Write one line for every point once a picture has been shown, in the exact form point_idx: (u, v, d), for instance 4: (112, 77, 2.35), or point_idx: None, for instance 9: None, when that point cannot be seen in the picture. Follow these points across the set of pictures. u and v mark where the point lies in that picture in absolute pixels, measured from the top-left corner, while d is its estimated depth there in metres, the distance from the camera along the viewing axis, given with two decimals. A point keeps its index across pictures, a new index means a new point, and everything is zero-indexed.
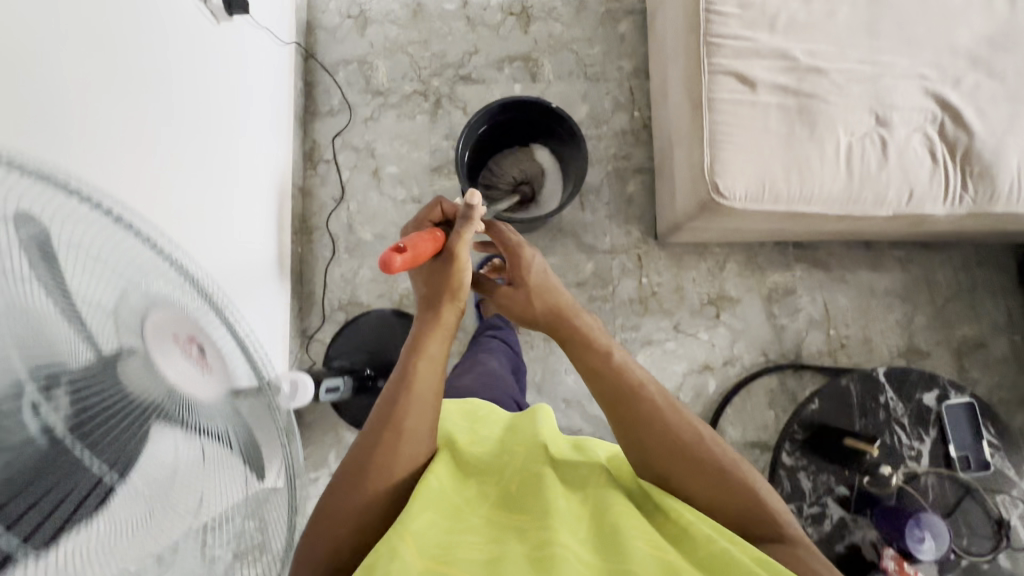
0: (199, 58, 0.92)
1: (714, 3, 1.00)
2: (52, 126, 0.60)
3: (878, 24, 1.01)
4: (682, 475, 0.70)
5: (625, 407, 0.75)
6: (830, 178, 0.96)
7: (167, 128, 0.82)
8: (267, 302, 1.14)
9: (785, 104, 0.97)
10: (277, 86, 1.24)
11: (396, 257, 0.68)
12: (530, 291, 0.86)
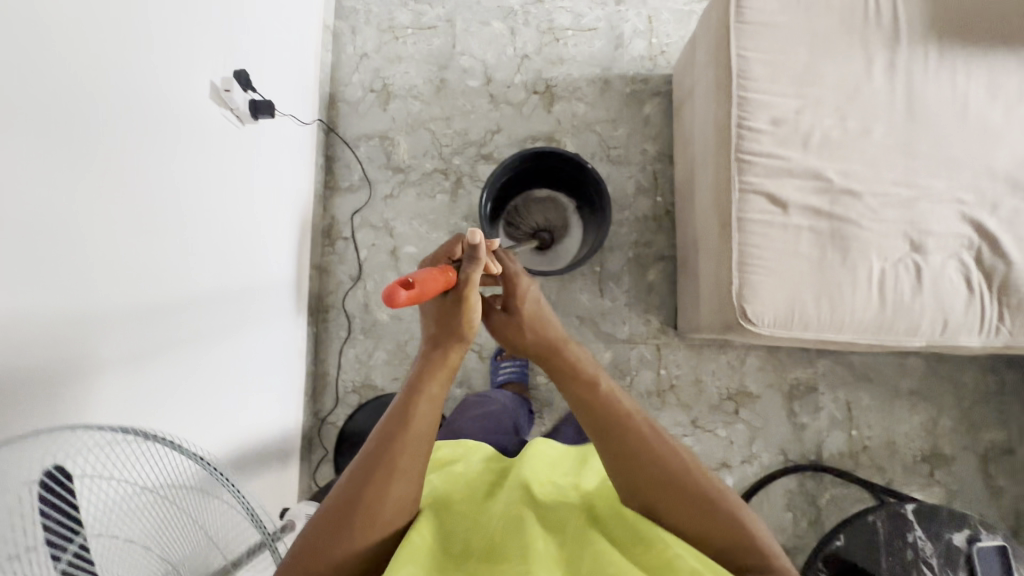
0: (212, 166, 0.89)
1: (745, 119, 0.98)
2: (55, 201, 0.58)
3: (915, 144, 0.98)
4: (671, 506, 0.69)
5: (614, 436, 0.74)
6: (862, 307, 0.93)
7: (174, 168, 0.79)
8: (274, 347, 1.12)
9: (817, 227, 0.95)
10: (298, 166, 1.25)
11: (401, 292, 0.62)
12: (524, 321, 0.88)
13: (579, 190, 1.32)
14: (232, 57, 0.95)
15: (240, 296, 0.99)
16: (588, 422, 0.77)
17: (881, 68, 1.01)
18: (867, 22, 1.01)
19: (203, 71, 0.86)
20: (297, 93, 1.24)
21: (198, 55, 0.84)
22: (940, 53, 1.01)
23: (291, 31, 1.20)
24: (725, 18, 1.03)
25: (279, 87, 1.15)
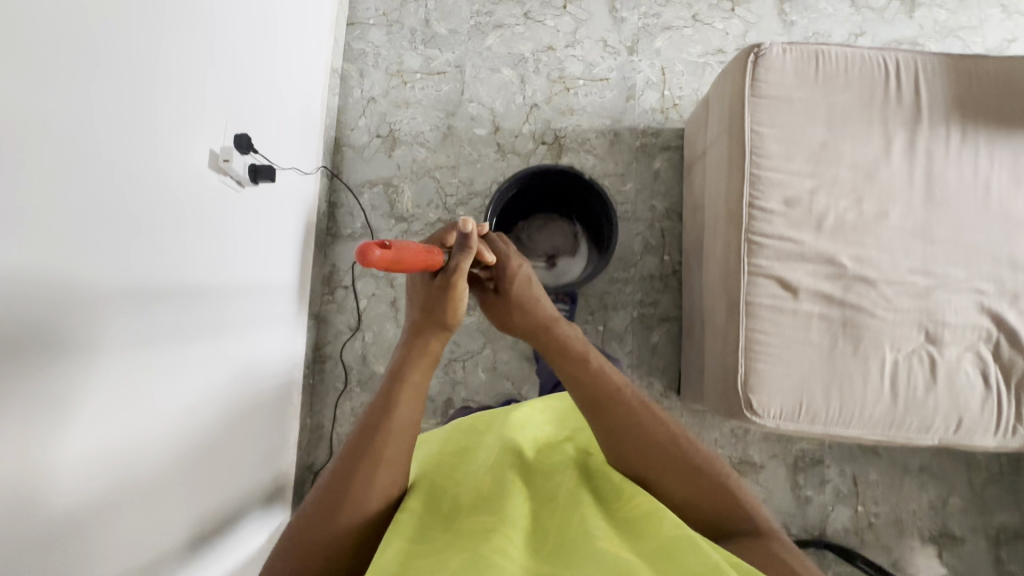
0: (209, 197, 0.85)
1: (757, 199, 0.95)
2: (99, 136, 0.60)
3: (934, 230, 0.95)
4: (654, 469, 0.71)
5: (597, 407, 0.75)
6: (873, 401, 0.90)
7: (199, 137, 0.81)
8: (275, 356, 1.11)
9: (828, 315, 0.92)
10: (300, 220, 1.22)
11: (378, 254, 0.60)
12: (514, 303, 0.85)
13: (590, 210, 1.31)
14: (237, 122, 0.92)
15: (222, 368, 0.90)
16: (575, 395, 0.78)
17: (900, 148, 0.97)
18: (887, 100, 0.98)
19: (207, 134, 0.83)
20: (303, 144, 1.22)
21: (202, 120, 0.82)
22: (963, 135, 0.97)
23: (300, 82, 1.18)
24: (739, 91, 1.00)
25: (285, 143, 1.12)
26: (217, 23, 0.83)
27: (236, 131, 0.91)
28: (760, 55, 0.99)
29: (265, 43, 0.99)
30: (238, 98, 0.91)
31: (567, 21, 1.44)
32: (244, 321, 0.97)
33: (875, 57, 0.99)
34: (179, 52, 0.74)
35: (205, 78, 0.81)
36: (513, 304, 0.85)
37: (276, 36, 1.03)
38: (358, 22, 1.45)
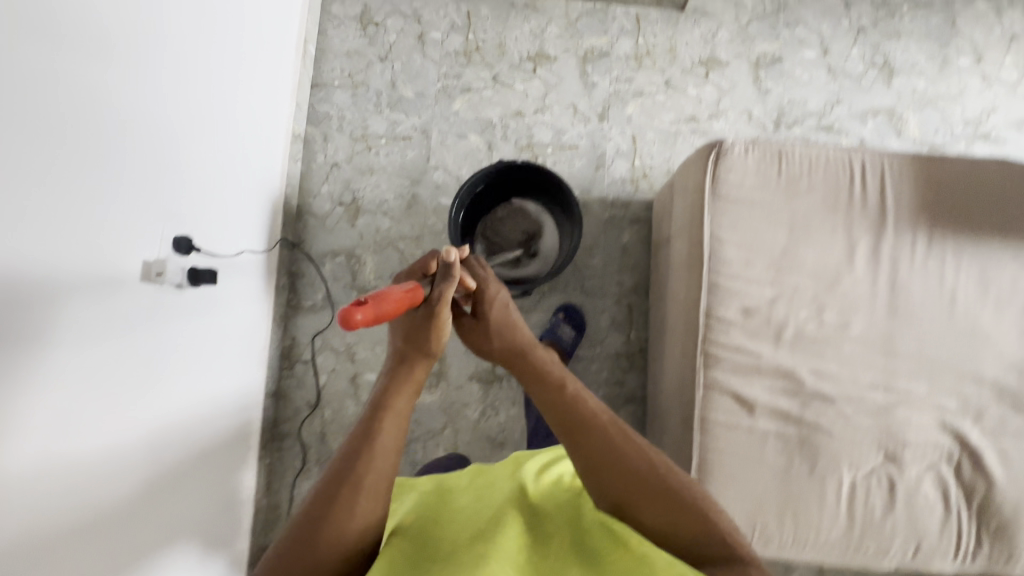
0: (164, 208, 0.86)
1: (714, 308, 0.92)
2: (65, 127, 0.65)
3: (896, 342, 0.92)
4: (637, 500, 0.69)
5: (577, 437, 0.73)
6: (828, 524, 0.87)
7: (161, 147, 0.84)
8: (224, 417, 1.07)
9: (785, 433, 0.89)
10: (258, 298, 1.20)
11: (359, 313, 0.59)
12: (491, 328, 0.82)
13: (539, 187, 1.26)
14: (176, 220, 0.89)
15: (160, 414, 0.86)
16: (553, 423, 0.75)
17: (863, 255, 0.94)
18: (851, 202, 0.95)
19: (142, 231, 0.81)
20: (257, 221, 1.19)
21: (136, 219, 0.79)
22: (928, 241, 0.95)
23: (252, 160, 1.15)
24: (700, 189, 0.97)
25: (235, 224, 1.09)
26: (198, 55, 0.91)
27: (176, 225, 0.89)
28: (721, 154, 0.96)
29: (210, 127, 0.97)
30: (178, 191, 0.89)
31: (537, 85, 1.40)
32: (187, 376, 0.93)
33: (840, 157, 0.96)
34: (105, 160, 0.72)
35: (137, 179, 0.79)
36: (490, 328, 0.82)
37: (223, 120, 1.01)
38: (323, 84, 1.42)
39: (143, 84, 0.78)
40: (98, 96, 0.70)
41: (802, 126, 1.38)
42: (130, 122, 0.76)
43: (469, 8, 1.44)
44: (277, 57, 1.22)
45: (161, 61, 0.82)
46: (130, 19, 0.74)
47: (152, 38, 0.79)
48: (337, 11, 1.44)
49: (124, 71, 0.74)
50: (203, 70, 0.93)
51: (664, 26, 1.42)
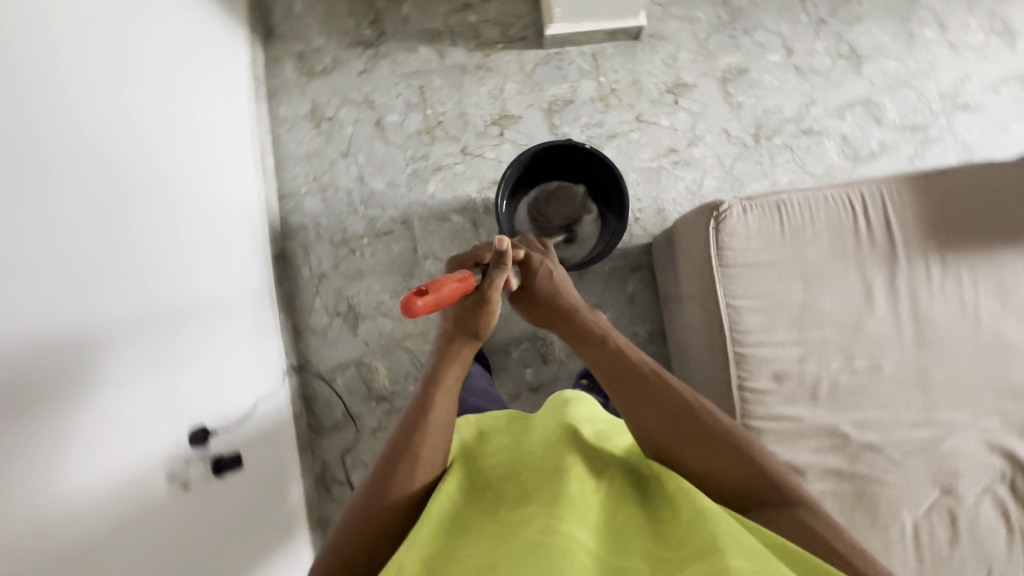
0: (175, 263, 0.91)
1: (746, 380, 0.92)
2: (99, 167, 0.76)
3: (929, 373, 0.92)
4: (684, 448, 0.69)
5: (625, 386, 0.76)
6: (900, 569, 0.88)
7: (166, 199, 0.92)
8: (251, 501, 1.03)
9: (840, 491, 0.89)
10: (272, 399, 1.19)
11: (417, 299, 0.62)
12: (545, 297, 0.86)
13: (585, 169, 1.18)
14: (190, 414, 0.89)
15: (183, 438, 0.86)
16: (600, 375, 0.80)
17: (880, 291, 0.93)
18: (859, 241, 0.93)
19: (158, 397, 0.81)
20: (261, 346, 1.18)
21: (150, 391, 0.80)
22: (942, 264, 0.94)
23: (242, 290, 1.14)
24: (706, 259, 0.95)
25: (240, 360, 1.09)
26: (191, 137, 1.03)
27: (187, 383, 0.89)
28: (721, 220, 0.93)
29: (196, 232, 1.00)
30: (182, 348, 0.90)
31: (508, 149, 1.36)
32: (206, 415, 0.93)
33: (839, 195, 0.94)
34: (109, 348, 0.73)
35: (141, 349, 0.80)
36: (540, 296, 0.86)
37: (204, 259, 1.01)
38: (289, 193, 1.36)
39: (127, 229, 0.80)
40: (97, 208, 0.74)
41: (782, 134, 1.35)
42: (123, 301, 0.77)
43: (420, 82, 1.38)
44: (242, 180, 1.22)
45: (143, 171, 0.86)
46: (102, 200, 0.75)
47: (126, 208, 0.80)
48: (287, 114, 1.38)
49: (114, 208, 0.77)
50: (177, 201, 0.95)
51: (622, 59, 1.37)
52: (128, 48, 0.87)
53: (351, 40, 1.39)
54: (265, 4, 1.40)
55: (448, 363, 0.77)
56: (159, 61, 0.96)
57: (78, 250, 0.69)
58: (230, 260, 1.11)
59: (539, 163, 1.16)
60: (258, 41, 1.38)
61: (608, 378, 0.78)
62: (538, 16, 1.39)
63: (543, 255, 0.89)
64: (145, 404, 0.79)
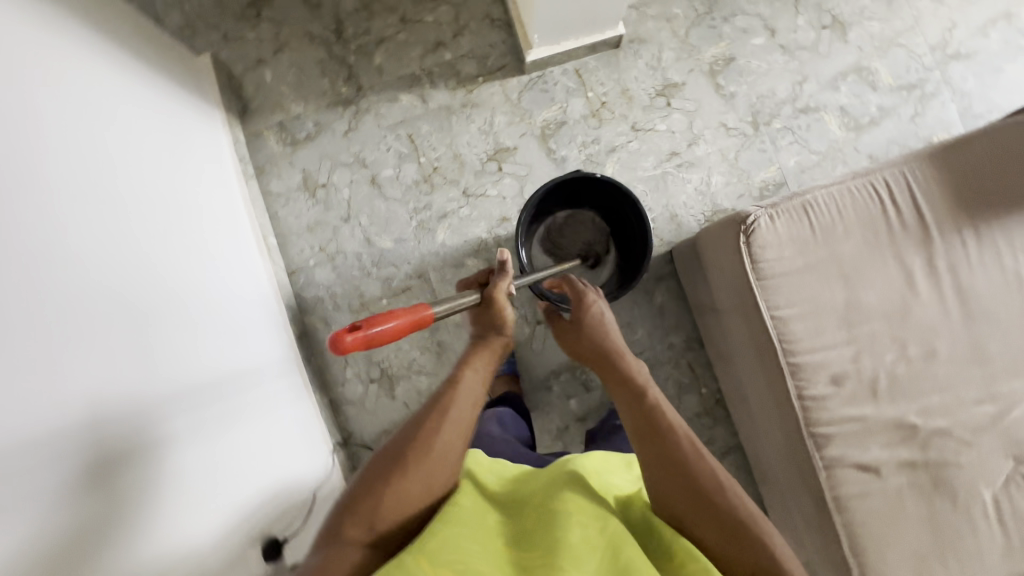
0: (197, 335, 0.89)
1: (804, 388, 0.91)
2: (113, 250, 0.74)
3: (983, 348, 0.91)
4: (702, 526, 0.66)
5: (652, 443, 0.70)
6: (989, 547, 0.88)
7: (178, 271, 0.90)
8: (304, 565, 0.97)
9: (916, 481, 0.89)
10: (314, 464, 1.14)
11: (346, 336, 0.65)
12: (588, 333, 0.82)
13: (605, 199, 1.17)
14: (229, 479, 0.85)
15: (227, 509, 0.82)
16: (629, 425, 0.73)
17: (921, 274, 0.92)
18: (890, 228, 0.92)
19: (224, 477, 0.84)
20: (294, 412, 1.15)
21: (216, 473, 0.83)
22: (977, 236, 0.93)
23: (278, 356, 1.16)
24: (741, 274, 0.94)
25: (290, 424, 1.11)
26: (188, 209, 1.01)
27: (248, 456, 0.92)
28: (750, 233, 0.92)
29: (211, 301, 0.98)
30: (235, 424, 0.92)
31: (509, 183, 1.33)
32: (249, 486, 0.89)
33: (862, 186, 0.93)
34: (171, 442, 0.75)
35: (201, 433, 0.82)
36: (586, 329, 0.83)
37: (237, 332, 1.03)
38: (298, 268, 1.34)
39: (146, 306, 0.78)
40: (116, 292, 0.72)
41: (780, 117, 1.33)
42: (177, 392, 0.79)
43: (408, 131, 1.35)
44: (245, 250, 1.19)
45: (152, 248, 0.85)
46: (121, 290, 0.73)
47: (162, 304, 0.82)
48: (280, 188, 1.35)
49: (132, 287, 0.76)
50: (187, 272, 0.93)
51: (606, 70, 1.35)
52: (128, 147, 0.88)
53: (330, 101, 1.36)
54: (235, 80, 1.37)
55: (471, 356, 0.76)
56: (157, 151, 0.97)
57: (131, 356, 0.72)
58: (249, 328, 1.09)
59: (564, 190, 1.15)
60: (235, 119, 1.34)
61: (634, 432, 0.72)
62: (513, 42, 1.36)
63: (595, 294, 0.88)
64: (213, 487, 0.81)
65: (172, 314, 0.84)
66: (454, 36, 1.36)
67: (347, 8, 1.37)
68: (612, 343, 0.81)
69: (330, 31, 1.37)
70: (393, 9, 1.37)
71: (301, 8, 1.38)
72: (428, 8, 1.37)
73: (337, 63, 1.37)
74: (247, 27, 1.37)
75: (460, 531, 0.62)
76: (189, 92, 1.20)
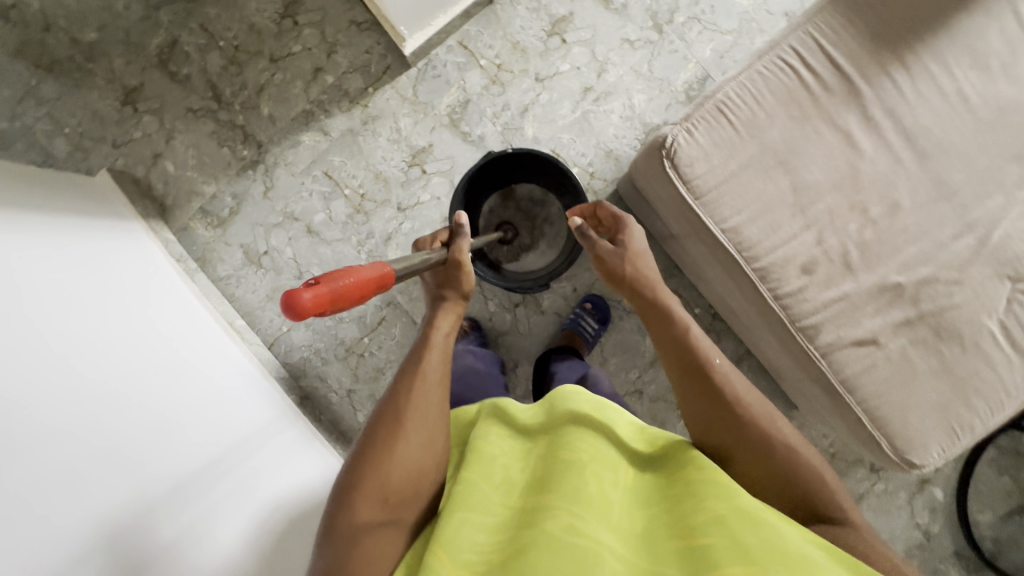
0: (168, 411, 0.89)
1: (778, 288, 0.88)
2: (37, 357, 0.72)
3: (946, 181, 0.86)
4: (755, 454, 0.63)
5: (695, 381, 0.68)
6: (1008, 373, 0.86)
7: (123, 357, 0.88)
8: None
9: (918, 337, 0.87)
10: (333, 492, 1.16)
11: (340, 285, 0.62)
12: (634, 258, 0.80)
13: (529, 167, 1.14)
14: (224, 543, 0.86)
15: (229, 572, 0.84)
16: (667, 360, 0.72)
17: (860, 130, 0.87)
18: (813, 96, 0.87)
19: (242, 536, 0.89)
20: (299, 450, 1.16)
21: (239, 537, 0.89)
22: (906, 69, 0.86)
23: (273, 404, 1.20)
24: (679, 200, 0.90)
25: (307, 459, 1.16)
26: (116, 298, 0.99)
27: (280, 509, 0.99)
28: (673, 155, 0.87)
29: (174, 373, 0.97)
30: (249, 483, 0.97)
31: (438, 181, 1.29)
32: (253, 541, 0.91)
33: (770, 63, 0.87)
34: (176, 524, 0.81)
35: (217, 505, 0.89)
36: (633, 256, 0.81)
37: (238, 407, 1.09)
38: (275, 337, 1.34)
39: (100, 401, 0.77)
40: (59, 401, 0.71)
41: (681, 10, 1.25)
42: (189, 491, 0.86)
43: (322, 168, 1.32)
44: (197, 317, 1.18)
45: (87, 344, 0.83)
46: (63, 396, 0.72)
47: (156, 412, 0.87)
48: (227, 271, 1.34)
49: (76, 391, 0.75)
50: (136, 355, 0.92)
51: (490, 30, 1.27)
52: (67, 281, 0.89)
53: (240, 167, 1.33)
54: (142, 182, 1.34)
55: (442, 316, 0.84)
56: (91, 271, 0.98)
57: (137, 477, 0.77)
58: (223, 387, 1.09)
59: (493, 169, 1.11)
60: (158, 221, 1.32)
61: (672, 367, 0.71)
62: (387, 38, 1.29)
63: (620, 220, 0.86)
64: (236, 551, 0.87)
65: (160, 412, 0.87)
66: (329, 55, 1.30)
67: (216, 69, 1.32)
68: (644, 275, 0.79)
69: (210, 99, 1.33)
70: (259, 52, 1.31)
71: (173, 86, 1.33)
72: (293, 37, 1.30)
73: (229, 127, 1.33)
74: (131, 127, 1.33)
75: (465, 511, 0.58)
76: (93, 210, 1.16)
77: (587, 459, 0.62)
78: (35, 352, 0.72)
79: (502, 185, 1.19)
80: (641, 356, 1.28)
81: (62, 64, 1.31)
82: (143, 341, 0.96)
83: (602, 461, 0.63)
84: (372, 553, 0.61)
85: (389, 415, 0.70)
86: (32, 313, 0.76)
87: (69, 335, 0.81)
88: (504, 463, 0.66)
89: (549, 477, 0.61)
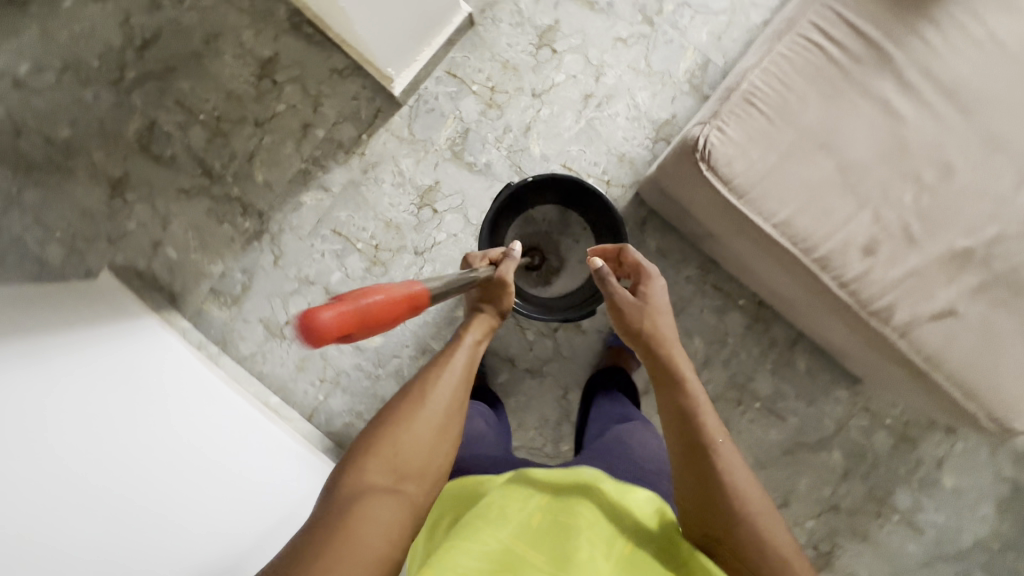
0: (215, 532, 0.84)
1: (842, 275, 0.84)
2: (73, 518, 0.67)
3: (996, 133, 0.82)
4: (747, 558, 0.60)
5: (697, 461, 0.64)
6: None
7: (170, 476, 0.83)
8: None
9: (998, 299, 0.82)
10: None
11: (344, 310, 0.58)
12: (654, 314, 0.77)
13: (548, 189, 1.10)
14: None
15: None
16: (670, 428, 0.69)
17: (897, 97, 0.82)
18: (843, 70, 0.82)
19: None
20: None
21: None
22: (933, 25, 0.82)
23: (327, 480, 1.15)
24: (721, 202, 0.85)
25: None
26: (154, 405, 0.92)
27: None
28: (709, 158, 0.83)
29: (220, 480, 0.92)
30: None
31: (452, 218, 1.24)
32: None
33: (792, 44, 0.83)
34: None
35: None
36: (653, 312, 0.77)
37: (292, 487, 1.05)
38: (313, 408, 1.29)
39: (144, 545, 0.73)
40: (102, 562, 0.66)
41: None
42: None
43: (330, 226, 1.26)
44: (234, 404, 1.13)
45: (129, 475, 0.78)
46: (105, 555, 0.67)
47: (202, 536, 0.82)
48: (250, 349, 1.29)
49: (120, 543, 0.70)
50: (181, 470, 0.86)
51: (476, 54, 1.23)
52: (101, 406, 0.83)
53: (244, 241, 1.28)
54: (145, 273, 1.28)
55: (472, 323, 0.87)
56: (119, 384, 0.91)
57: None
58: (275, 477, 1.03)
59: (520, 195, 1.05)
60: (170, 311, 1.26)
61: (676, 437, 0.67)
62: (372, 81, 1.24)
63: (644, 273, 0.81)
64: None
65: (205, 535, 0.82)
66: (315, 109, 1.25)
67: (202, 144, 1.27)
68: (656, 337, 0.75)
69: (200, 176, 1.27)
70: (242, 119, 1.26)
71: (160, 170, 1.27)
72: (275, 98, 1.25)
73: (226, 202, 1.27)
74: (124, 219, 1.27)
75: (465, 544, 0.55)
76: (102, 313, 1.10)
77: (583, 529, 0.58)
78: (70, 515, 0.67)
79: (522, 212, 1.14)
80: (693, 359, 1.23)
81: (41, 168, 1.25)
82: (186, 448, 0.90)
83: (602, 533, 0.59)
84: (369, 516, 0.58)
85: (408, 391, 0.72)
86: (64, 463, 0.71)
87: (107, 470, 0.75)
88: (507, 501, 0.63)
89: (546, 539, 0.58)
